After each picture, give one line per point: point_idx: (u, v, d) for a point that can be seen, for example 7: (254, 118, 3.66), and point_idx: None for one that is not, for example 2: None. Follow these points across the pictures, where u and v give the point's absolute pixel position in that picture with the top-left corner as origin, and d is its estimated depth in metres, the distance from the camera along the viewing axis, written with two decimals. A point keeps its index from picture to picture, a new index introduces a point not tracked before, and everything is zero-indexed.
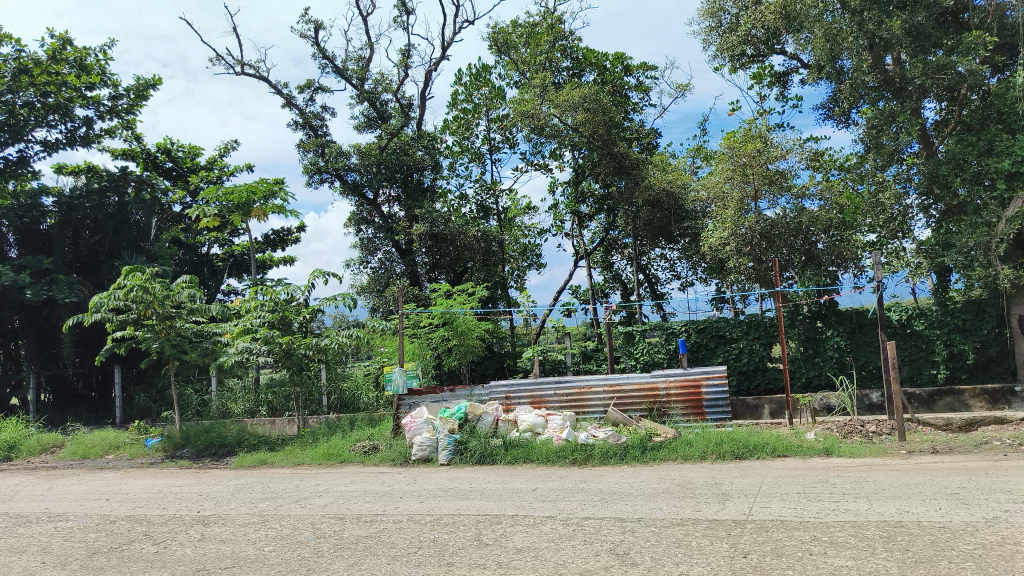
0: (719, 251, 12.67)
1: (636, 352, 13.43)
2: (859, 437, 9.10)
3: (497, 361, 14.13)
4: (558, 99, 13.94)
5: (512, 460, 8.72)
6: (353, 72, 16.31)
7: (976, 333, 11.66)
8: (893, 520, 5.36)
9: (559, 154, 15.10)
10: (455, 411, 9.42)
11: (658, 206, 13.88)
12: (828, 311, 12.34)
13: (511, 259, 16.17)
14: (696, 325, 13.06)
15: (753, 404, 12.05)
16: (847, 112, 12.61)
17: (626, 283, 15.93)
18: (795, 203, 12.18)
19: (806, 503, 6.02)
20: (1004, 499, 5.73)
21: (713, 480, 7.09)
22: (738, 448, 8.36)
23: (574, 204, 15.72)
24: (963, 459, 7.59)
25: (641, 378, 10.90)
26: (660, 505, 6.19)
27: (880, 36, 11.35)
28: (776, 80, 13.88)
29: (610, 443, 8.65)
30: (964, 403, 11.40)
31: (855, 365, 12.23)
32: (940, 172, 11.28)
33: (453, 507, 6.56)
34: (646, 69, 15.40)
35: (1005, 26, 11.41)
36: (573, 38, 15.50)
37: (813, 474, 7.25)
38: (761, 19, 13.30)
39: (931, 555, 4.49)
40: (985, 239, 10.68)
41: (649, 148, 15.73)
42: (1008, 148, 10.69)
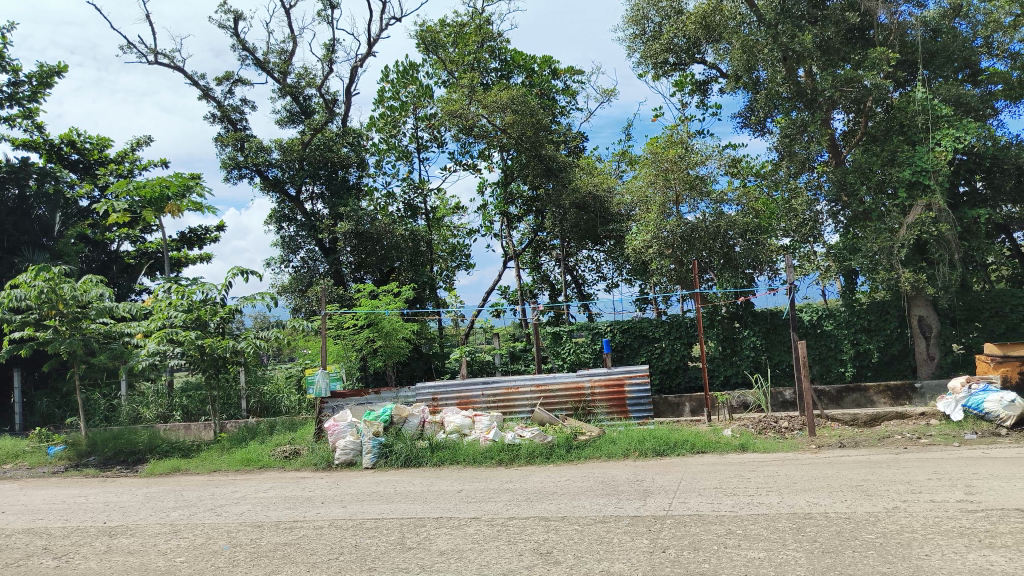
0: (642, 253, 12.95)
1: (563, 352, 13.61)
2: (773, 433, 9.50)
3: (425, 362, 14.23)
4: (486, 100, 13.98)
5: (438, 461, 8.76)
6: (275, 65, 15.97)
7: (881, 332, 12.38)
8: (803, 512, 5.65)
9: (488, 155, 15.18)
10: (380, 413, 9.30)
11: (585, 208, 14.29)
12: (744, 312, 12.84)
13: (439, 259, 16.18)
14: (621, 325, 13.36)
15: (675, 402, 12.40)
16: (763, 121, 13.09)
17: (554, 284, 16.11)
18: (714, 208, 12.57)
19: (722, 497, 6.28)
20: (904, 490, 6.11)
21: (635, 478, 7.31)
22: (659, 445, 8.65)
23: (504, 205, 15.78)
24: (867, 453, 8.06)
25: (567, 377, 11.08)
26: (584, 504, 6.35)
27: (794, 49, 11.89)
28: (697, 88, 14.31)
29: (536, 443, 8.79)
30: (869, 399, 12.00)
31: (769, 363, 12.79)
32: (848, 181, 11.91)
33: (377, 510, 6.57)
34: (573, 73, 15.61)
35: (906, 44, 12.18)
36: (501, 39, 15.61)
37: (730, 469, 7.57)
38: (683, 28, 13.64)
39: (837, 545, 4.77)
40: (888, 244, 11.36)
41: (576, 151, 15.98)
42: (909, 158, 11.47)
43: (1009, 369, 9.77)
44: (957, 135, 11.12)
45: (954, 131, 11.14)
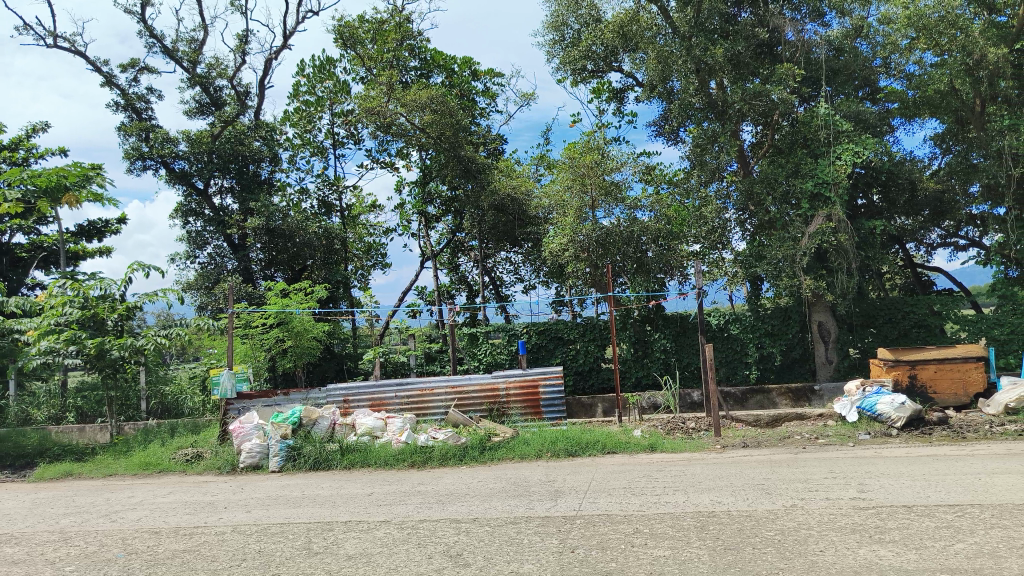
0: (559, 256, 13.07)
1: (479, 353, 13.61)
2: (681, 433, 9.78)
3: (338, 363, 14.01)
4: (405, 99, 13.81)
5: (348, 464, 8.61)
6: (184, 54, 15.39)
7: (784, 336, 12.91)
8: (707, 510, 5.82)
9: (406, 154, 15.04)
10: (290, 415, 9.10)
11: (504, 210, 14.34)
12: (656, 315, 13.20)
13: (354, 258, 15.94)
14: (537, 326, 13.49)
15: (588, 403, 12.60)
16: (676, 129, 13.43)
17: (472, 285, 16.09)
18: (628, 213, 12.81)
19: (630, 497, 6.41)
20: (800, 488, 6.38)
21: (546, 479, 7.37)
22: (572, 445, 8.76)
23: (421, 205, 15.67)
24: (768, 452, 8.38)
25: (482, 378, 11.10)
26: (495, 505, 6.36)
27: (706, 62, 12.32)
28: (614, 96, 14.58)
29: (450, 444, 8.74)
30: (772, 400, 12.48)
31: (678, 365, 13.16)
32: (755, 190, 12.40)
33: (283, 515, 6.41)
34: (493, 75, 15.65)
35: (811, 61, 12.72)
36: (421, 38, 15.53)
37: (639, 468, 7.73)
38: (601, 37, 13.82)
39: (738, 542, 4.93)
40: (792, 251, 11.84)
41: (495, 153, 16.02)
42: (812, 171, 12.00)
43: (900, 373, 10.24)
44: (856, 150, 11.72)
45: (853, 146, 11.74)
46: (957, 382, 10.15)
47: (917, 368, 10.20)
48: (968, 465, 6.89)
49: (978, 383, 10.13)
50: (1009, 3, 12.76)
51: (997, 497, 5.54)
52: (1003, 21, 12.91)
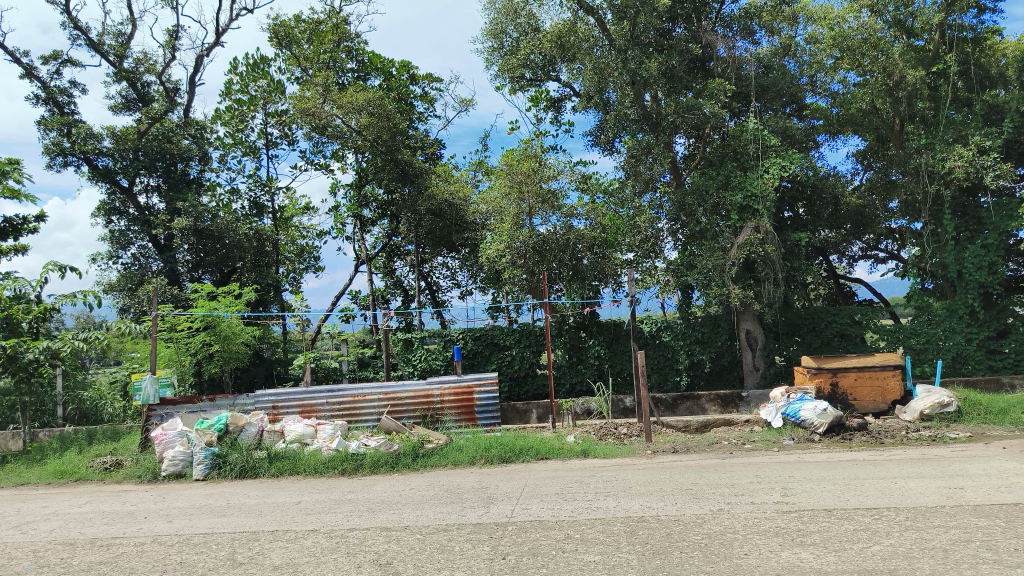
0: (495, 262, 13.05)
1: (414, 359, 13.49)
2: (613, 438, 9.91)
3: (267, 368, 13.62)
4: (341, 101, 13.62)
5: (276, 472, 8.41)
6: (110, 48, 14.86)
7: (713, 344, 13.21)
8: (637, 515, 5.90)
9: (342, 156, 14.84)
10: (215, 423, 8.88)
11: (441, 215, 14.30)
12: (590, 322, 13.35)
13: (286, 260, 15.72)
14: (473, 332, 13.48)
15: (523, 408, 12.64)
16: (611, 140, 13.63)
17: (407, 290, 15.98)
18: (564, 221, 12.94)
19: (562, 502, 6.45)
20: (727, 493, 6.53)
21: (479, 485, 7.35)
22: (505, 452, 8.76)
23: (357, 208, 15.48)
24: (697, 457, 8.56)
25: (416, 385, 11.01)
26: (427, 512, 6.31)
27: (641, 75, 12.52)
28: (551, 105, 14.71)
29: (382, 451, 8.64)
30: (701, 406, 12.72)
31: (611, 372, 13.35)
32: (687, 201, 12.66)
33: (206, 525, 6.22)
34: (432, 80, 15.59)
35: (742, 77, 13.13)
36: (359, 40, 15.37)
37: (571, 474, 7.79)
38: (540, 46, 13.93)
39: (666, 547, 5.02)
40: (721, 261, 12.16)
41: (433, 158, 15.95)
42: (740, 184, 12.38)
43: (822, 381, 10.62)
44: (783, 164, 12.14)
45: (780, 160, 12.15)
46: (876, 390, 10.57)
47: (839, 375, 10.59)
48: (885, 469, 7.18)
49: (895, 391, 10.56)
50: (926, 29, 13.17)
51: (910, 501, 5.79)
52: (921, 45, 13.41)
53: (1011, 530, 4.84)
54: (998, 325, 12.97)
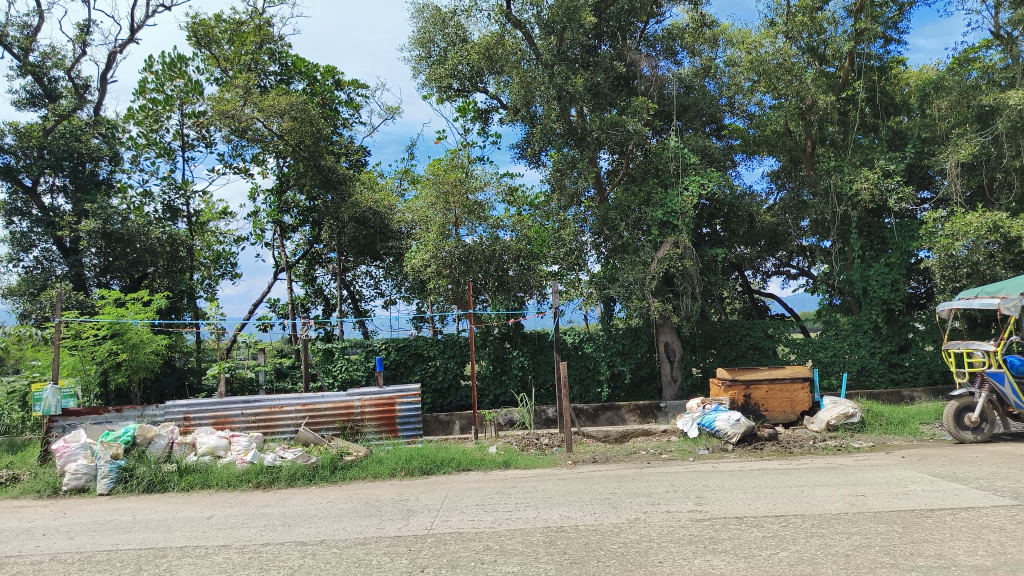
0: (421, 271, 12.93)
1: (334, 369, 13.22)
2: (534, 449, 9.97)
3: (178, 378, 13.18)
4: (263, 104, 13.27)
5: (187, 486, 8.10)
6: (14, 40, 14.13)
7: (633, 355, 13.47)
8: (556, 525, 5.94)
9: (262, 159, 14.50)
10: (122, 434, 8.47)
11: (365, 223, 14.21)
12: (515, 333, 13.41)
13: (201, 266, 15.34)
14: (396, 342, 13.33)
15: (445, 420, 12.57)
16: (538, 153, 13.78)
17: (328, 299, 15.71)
18: (490, 232, 12.97)
19: (482, 514, 6.43)
20: (644, 502, 6.65)
21: (399, 498, 7.26)
22: (426, 463, 8.69)
23: (277, 214, 15.16)
24: (615, 467, 8.69)
25: (336, 396, 10.81)
26: (344, 526, 6.19)
27: (567, 90, 12.68)
28: (479, 116, 14.76)
29: (299, 464, 8.42)
30: (621, 417, 12.90)
31: (535, 382, 13.44)
32: (610, 217, 12.89)
33: (110, 541, 5.93)
34: (357, 86, 15.41)
35: (664, 97, 13.52)
36: (283, 43, 15.06)
37: (492, 485, 7.78)
38: (468, 57, 13.97)
39: (584, 556, 5.07)
40: (642, 275, 12.42)
41: (357, 165, 15.76)
42: (661, 200, 12.72)
43: (735, 392, 10.94)
44: (701, 182, 12.54)
45: (699, 179, 12.57)
46: (785, 401, 10.96)
47: (752, 387, 10.93)
48: (793, 477, 7.44)
49: (804, 402, 10.97)
50: (836, 56, 13.81)
51: (816, 508, 6.02)
52: (832, 72, 14.06)
53: (906, 535, 5.09)
54: (899, 339, 13.65)
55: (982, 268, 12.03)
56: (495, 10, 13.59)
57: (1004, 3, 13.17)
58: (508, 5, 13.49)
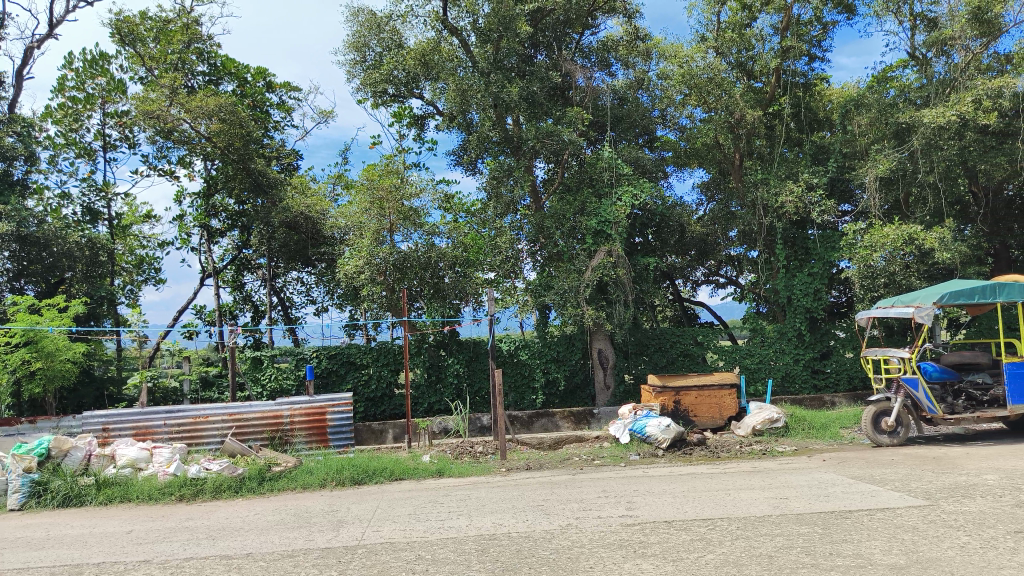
0: (353, 278, 12.76)
1: (263, 379, 12.91)
2: (468, 457, 9.93)
3: (97, 388, 12.68)
4: (189, 104, 12.88)
5: (105, 500, 7.77)
6: None
7: (567, 363, 13.59)
8: (488, 533, 5.93)
9: (189, 162, 14.10)
10: (36, 445, 8.03)
11: (296, 228, 14.04)
12: (450, 340, 13.38)
13: (123, 272, 14.87)
14: (327, 351, 13.09)
15: (378, 429, 12.42)
16: (474, 160, 13.81)
17: (257, 306, 15.35)
18: (426, 239, 12.90)
19: (414, 523, 6.37)
20: (576, 508, 6.70)
21: (329, 509, 7.12)
22: (358, 473, 8.56)
23: (204, 218, 14.76)
24: (549, 474, 8.74)
25: (264, 406, 10.56)
26: (272, 538, 6.04)
27: (502, 98, 12.73)
28: (414, 122, 14.68)
29: (225, 476, 8.19)
30: (555, 423, 12.96)
31: (469, 390, 13.41)
32: (546, 225, 13.02)
33: (19, 559, 5.64)
34: (289, 89, 15.15)
35: (598, 107, 13.74)
36: (211, 43, 14.70)
37: (425, 494, 7.71)
38: (403, 62, 13.92)
39: (515, 563, 5.07)
40: (576, 283, 12.56)
41: (289, 169, 15.48)
42: (596, 210, 12.89)
43: (666, 398, 11.13)
44: (634, 193, 12.80)
45: (632, 189, 12.85)
46: (714, 406, 11.22)
47: (681, 394, 11.14)
48: (720, 482, 7.62)
49: (731, 408, 11.25)
50: (764, 72, 14.26)
51: (741, 511, 6.17)
52: (759, 87, 14.51)
53: (827, 536, 5.27)
54: (822, 346, 14.13)
55: (899, 278, 12.58)
56: (431, 16, 13.58)
57: (919, 25, 13.79)
58: (444, 12, 13.47)
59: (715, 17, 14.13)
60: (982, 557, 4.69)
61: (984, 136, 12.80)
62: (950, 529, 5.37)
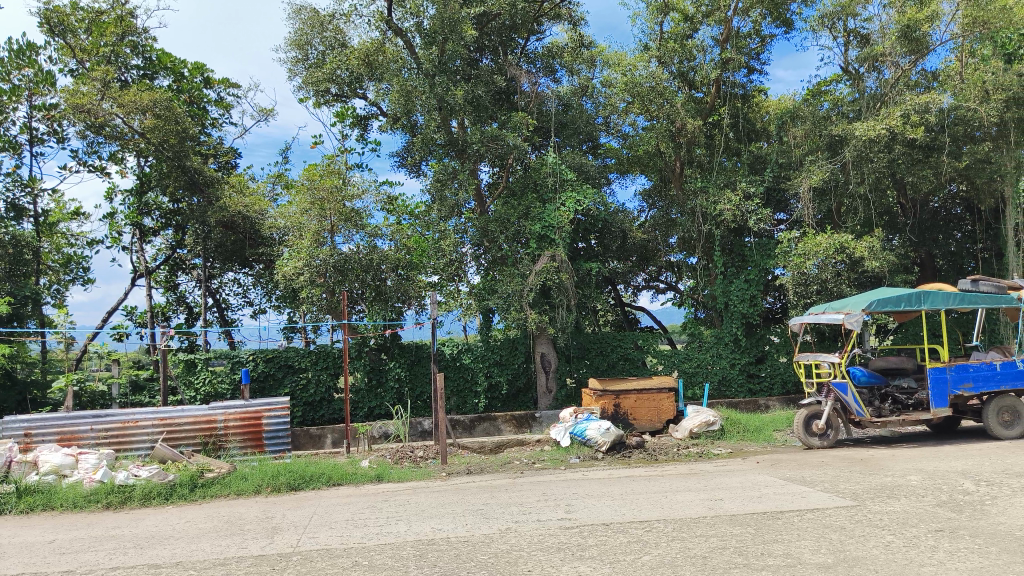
0: (292, 279, 12.56)
1: (196, 382, 12.56)
2: (408, 462, 9.85)
3: (20, 391, 12.11)
4: (122, 99, 12.46)
5: (26, 508, 7.46)
6: None
7: (510, 366, 13.62)
8: (427, 538, 5.89)
9: (121, 158, 13.66)
10: None
11: (233, 228, 13.73)
12: (391, 344, 13.26)
13: (49, 270, 14.30)
14: (264, 354, 12.85)
15: (316, 434, 12.24)
16: (418, 163, 13.76)
17: (192, 307, 14.95)
18: (367, 241, 12.78)
19: (352, 529, 6.29)
20: (515, 511, 6.72)
21: (264, 515, 6.97)
22: (294, 479, 8.41)
23: (136, 216, 14.30)
24: (489, 478, 8.74)
25: (197, 410, 10.29)
26: (204, 546, 5.89)
27: (447, 101, 12.68)
28: (357, 122, 14.52)
29: (155, 482, 7.95)
30: (497, 427, 12.98)
31: (410, 394, 13.32)
32: (490, 229, 13.02)
33: None
34: (228, 85, 14.82)
35: (542, 113, 13.81)
36: (147, 36, 14.28)
37: (363, 500, 7.62)
38: (347, 62, 13.77)
39: (453, 568, 5.04)
40: (520, 287, 12.59)
41: (227, 167, 15.13)
42: (540, 214, 12.97)
43: (606, 402, 11.24)
44: (578, 199, 12.91)
45: (575, 195, 12.96)
46: (653, 410, 11.38)
47: (621, 397, 11.27)
48: (658, 484, 7.73)
49: (669, 411, 11.43)
50: (704, 82, 14.56)
51: (677, 513, 6.27)
52: (700, 97, 14.81)
53: (759, 536, 5.40)
54: (757, 351, 14.48)
55: (830, 286, 13.00)
56: (375, 16, 13.47)
57: (852, 41, 14.27)
58: (388, 12, 13.39)
59: (658, 27, 14.37)
60: (905, 555, 4.87)
61: (911, 149, 13.33)
62: (875, 528, 5.56)
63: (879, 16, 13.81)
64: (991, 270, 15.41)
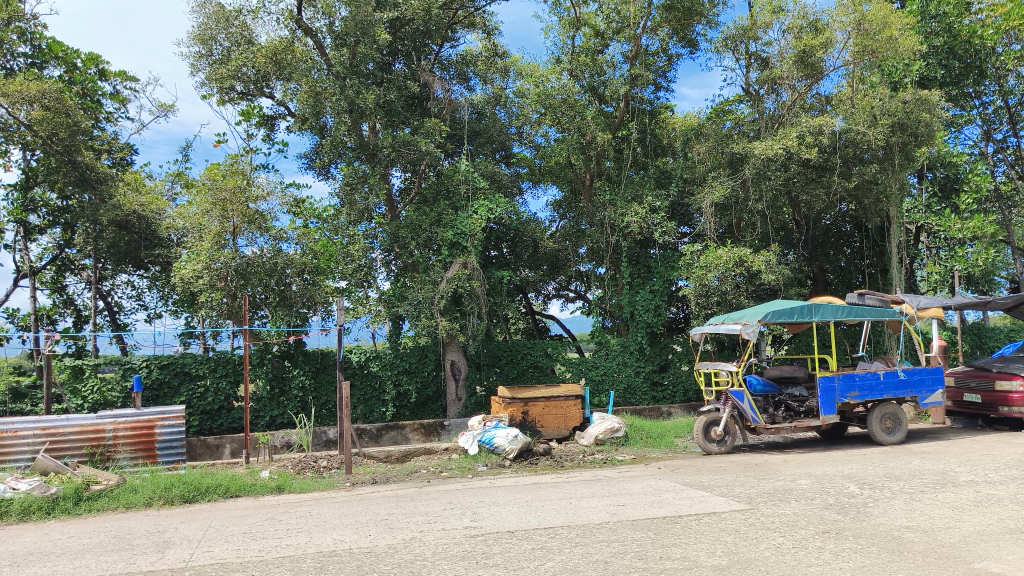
0: (190, 283, 11.94)
1: (84, 390, 11.89)
2: (312, 472, 9.62)
3: None
4: (6, 88, 11.76)
5: None
6: None
7: (419, 375, 13.52)
8: (328, 550, 5.75)
9: (4, 150, 12.83)
10: None
11: (127, 227, 13.12)
12: (295, 351, 12.95)
13: None
14: (159, 359, 12.28)
15: (214, 443, 11.79)
16: (327, 165, 13.52)
17: (80, 310, 14.16)
18: (272, 244, 12.45)
19: (249, 542, 6.08)
20: (420, 521, 6.65)
21: (154, 529, 6.66)
22: (189, 491, 8.08)
23: (20, 212, 13.47)
24: (395, 487, 8.62)
25: (84, 419, 9.75)
26: (88, 563, 5.57)
27: (358, 104, 12.56)
28: (264, 122, 14.13)
29: (35, 496, 7.48)
30: (404, 436, 12.83)
31: (315, 403, 13.03)
32: (401, 235, 12.96)
33: None
34: (125, 78, 14.16)
35: (456, 120, 13.82)
36: (35, 22, 13.52)
37: (262, 512, 7.38)
38: (253, 60, 13.35)
39: None
40: (430, 294, 12.53)
41: (122, 163, 14.50)
42: (452, 222, 12.95)
43: (515, 409, 11.28)
44: (490, 207, 12.97)
45: (488, 203, 13.01)
46: (559, 417, 11.52)
47: (529, 405, 11.33)
48: (563, 491, 7.82)
49: (575, 418, 11.60)
50: (614, 97, 14.92)
51: (581, 518, 6.37)
52: (609, 111, 15.16)
53: (658, 540, 5.54)
54: (660, 359, 14.87)
55: (730, 297, 13.51)
56: (284, 14, 13.17)
57: (753, 63, 14.91)
58: (299, 11, 13.14)
59: (570, 41, 14.66)
60: (793, 556, 5.08)
61: (806, 168, 13.96)
62: (767, 531, 5.80)
63: (778, 41, 14.48)
64: (877, 284, 16.43)
